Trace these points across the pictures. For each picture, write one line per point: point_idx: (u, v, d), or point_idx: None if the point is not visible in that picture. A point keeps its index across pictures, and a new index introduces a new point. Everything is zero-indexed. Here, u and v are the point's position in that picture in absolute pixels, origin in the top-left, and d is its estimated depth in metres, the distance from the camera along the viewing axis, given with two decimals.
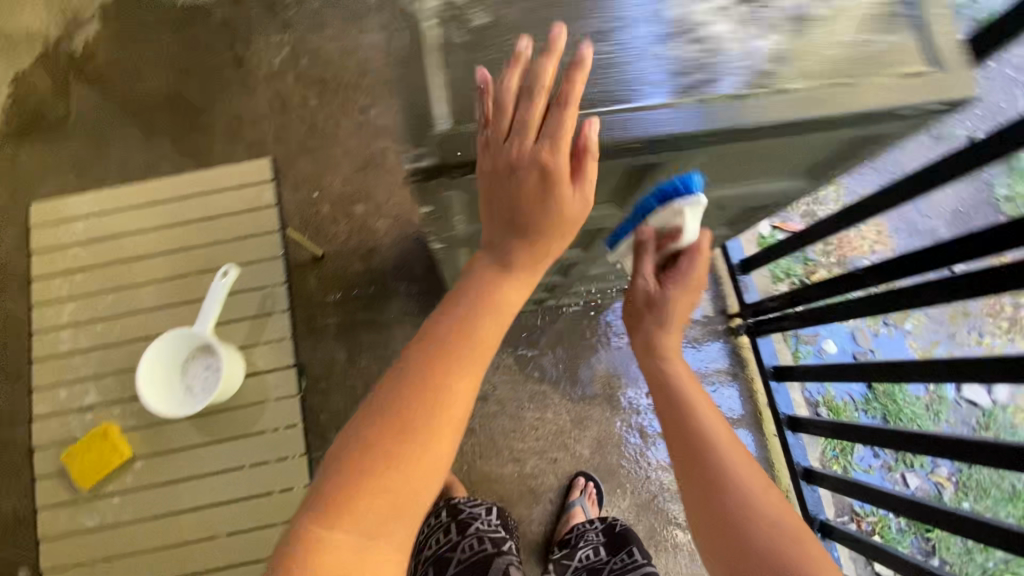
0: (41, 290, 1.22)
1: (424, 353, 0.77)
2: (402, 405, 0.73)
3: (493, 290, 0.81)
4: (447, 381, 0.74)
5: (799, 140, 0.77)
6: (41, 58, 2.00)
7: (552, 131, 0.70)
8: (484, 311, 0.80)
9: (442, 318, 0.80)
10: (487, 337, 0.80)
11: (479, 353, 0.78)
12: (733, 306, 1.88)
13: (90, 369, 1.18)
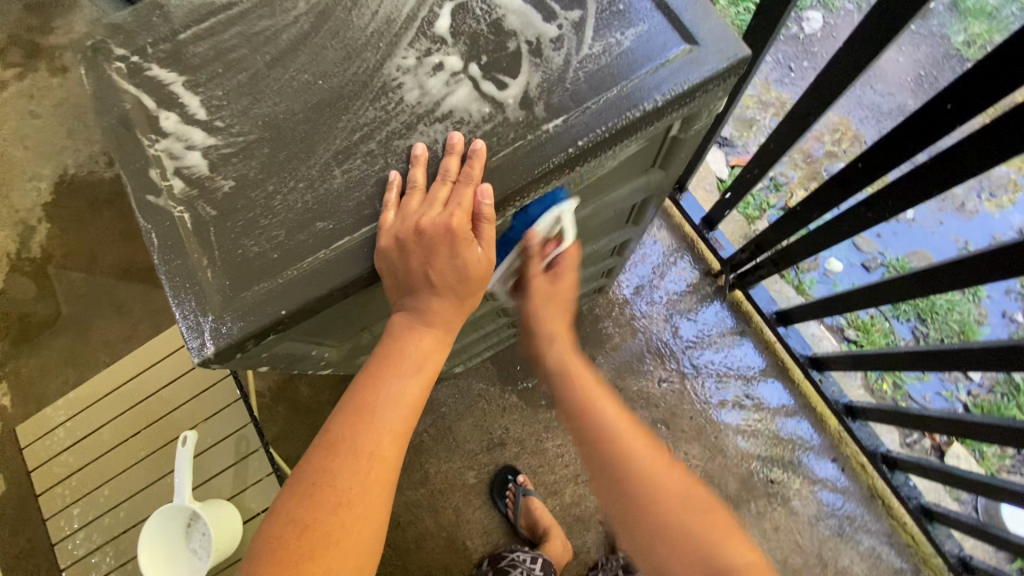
0: (47, 503, 1.27)
1: (310, 483, 0.58)
2: (322, 476, 0.58)
3: (393, 382, 0.60)
4: (339, 503, 0.57)
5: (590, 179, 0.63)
6: (11, 271, 2.12)
7: (429, 214, 0.52)
8: (383, 404, 0.60)
9: (353, 391, 0.62)
10: (387, 452, 0.60)
11: (378, 475, 0.59)
12: (714, 265, 1.79)
13: (109, 563, 1.21)
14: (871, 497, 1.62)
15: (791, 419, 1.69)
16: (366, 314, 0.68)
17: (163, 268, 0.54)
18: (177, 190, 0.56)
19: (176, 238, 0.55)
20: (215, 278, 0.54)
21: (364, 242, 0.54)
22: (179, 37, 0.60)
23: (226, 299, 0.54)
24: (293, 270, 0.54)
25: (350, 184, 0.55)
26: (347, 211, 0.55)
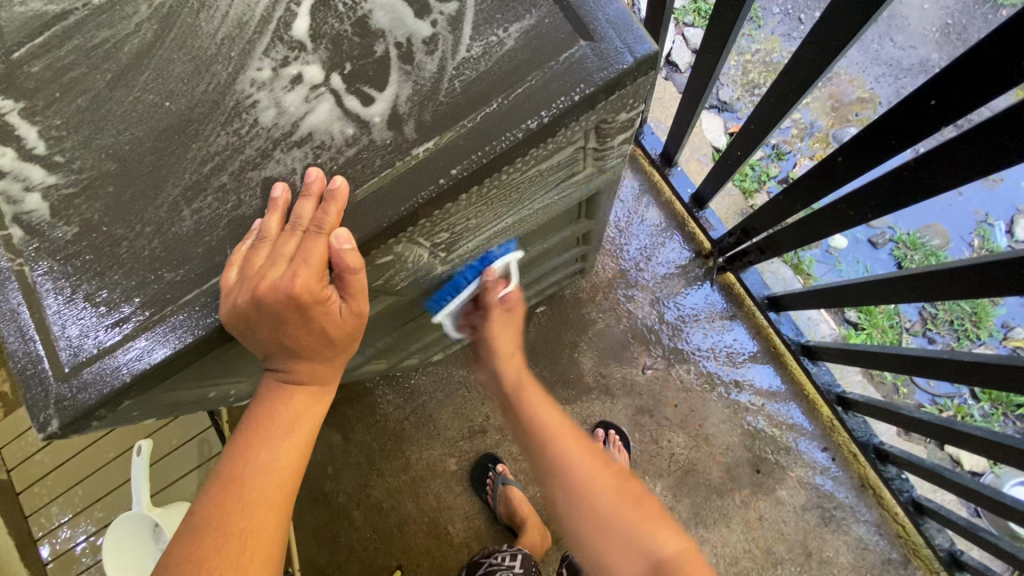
0: (28, 500, 1.31)
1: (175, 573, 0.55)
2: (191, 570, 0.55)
3: (265, 449, 0.58)
4: None
5: (492, 193, 0.54)
6: None
7: (269, 274, 0.44)
8: (255, 472, 0.58)
9: (228, 462, 0.59)
10: (263, 523, 0.58)
11: (256, 547, 0.57)
12: (704, 245, 1.68)
13: (89, 558, 1.25)
14: (862, 486, 1.56)
15: (785, 409, 1.62)
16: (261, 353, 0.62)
17: (5, 329, 0.49)
18: (16, 240, 0.50)
19: (15, 293, 0.49)
20: (59, 341, 0.48)
21: (212, 301, 0.47)
22: (12, 56, 0.53)
23: (72, 365, 0.48)
24: (142, 329, 0.48)
25: (199, 226, 0.48)
26: (198, 260, 0.48)
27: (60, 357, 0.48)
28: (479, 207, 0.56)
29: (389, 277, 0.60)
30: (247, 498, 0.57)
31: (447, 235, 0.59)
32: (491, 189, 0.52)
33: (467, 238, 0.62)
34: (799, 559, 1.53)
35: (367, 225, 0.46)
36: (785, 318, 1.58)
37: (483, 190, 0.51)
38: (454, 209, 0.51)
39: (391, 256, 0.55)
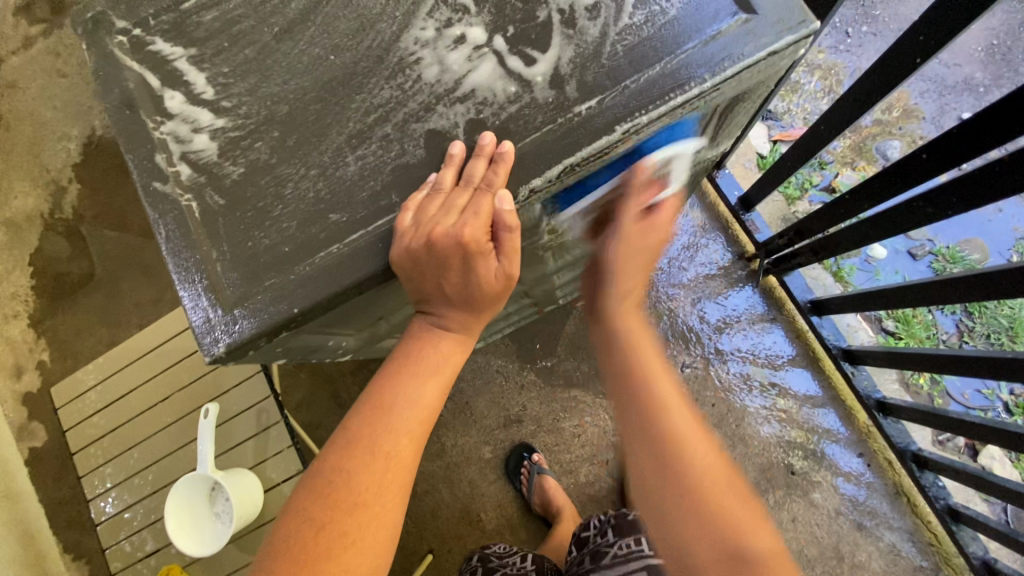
0: (83, 460, 1.33)
1: (327, 487, 0.66)
2: (347, 484, 0.66)
3: (410, 386, 0.70)
4: (357, 505, 0.65)
5: (633, 152, 0.60)
6: (45, 229, 2.17)
7: (442, 222, 0.50)
8: (401, 404, 0.69)
9: (380, 391, 0.70)
10: (404, 455, 0.68)
11: (393, 476, 0.67)
12: (748, 247, 1.71)
13: (141, 521, 1.27)
14: (896, 493, 1.58)
15: (821, 414, 1.63)
16: (383, 299, 0.66)
17: (174, 259, 0.52)
18: (184, 176, 0.53)
19: (184, 228, 0.52)
20: (226, 274, 0.52)
21: (379, 239, 0.51)
22: (182, 7, 0.56)
23: (240, 295, 0.51)
24: (308, 265, 0.51)
25: (363, 172, 0.52)
26: (362, 203, 0.52)
27: (229, 288, 0.51)
28: (612, 169, 0.62)
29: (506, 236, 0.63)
30: (393, 423, 0.69)
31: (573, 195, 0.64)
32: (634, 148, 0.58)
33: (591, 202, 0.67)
34: (829, 563, 1.55)
35: (536, 168, 0.53)
36: (828, 323, 1.61)
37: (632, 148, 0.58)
38: (601, 166, 0.58)
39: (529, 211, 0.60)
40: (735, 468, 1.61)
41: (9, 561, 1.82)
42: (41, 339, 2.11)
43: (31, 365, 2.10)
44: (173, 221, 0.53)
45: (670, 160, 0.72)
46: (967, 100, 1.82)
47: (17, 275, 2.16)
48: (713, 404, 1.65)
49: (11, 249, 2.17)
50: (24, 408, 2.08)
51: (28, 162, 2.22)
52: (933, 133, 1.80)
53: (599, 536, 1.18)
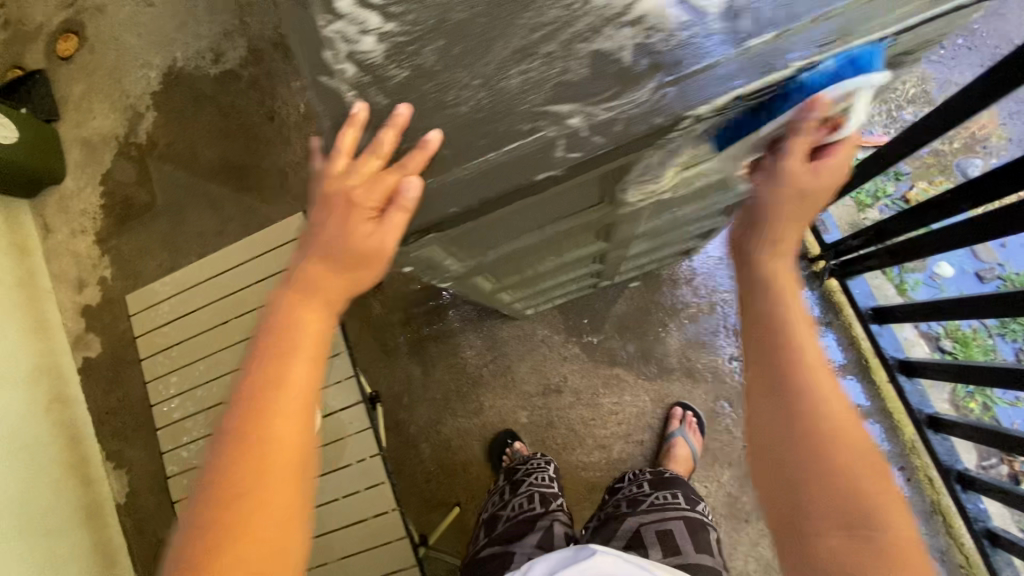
0: (149, 368, 1.39)
1: (233, 432, 0.62)
2: (249, 437, 0.61)
3: (293, 325, 0.66)
4: (264, 459, 0.60)
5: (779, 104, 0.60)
6: (119, 152, 2.25)
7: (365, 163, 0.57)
8: (305, 344, 0.65)
9: (272, 332, 0.66)
10: (309, 401, 0.64)
11: (301, 427, 0.63)
12: (813, 248, 1.68)
13: (200, 430, 1.32)
14: (931, 511, 1.56)
15: (864, 426, 1.62)
16: (516, 221, 0.69)
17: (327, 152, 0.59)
18: (349, 75, 0.56)
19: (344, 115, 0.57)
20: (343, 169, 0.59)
21: (533, 152, 0.53)
22: None
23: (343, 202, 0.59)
24: (458, 172, 0.54)
25: (525, 86, 0.53)
26: (521, 114, 0.53)
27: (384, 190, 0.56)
28: (753, 121, 0.61)
29: (624, 169, 0.60)
30: (262, 369, 0.64)
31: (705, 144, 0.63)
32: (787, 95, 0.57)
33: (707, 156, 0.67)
34: None
35: (702, 96, 0.52)
36: (886, 332, 1.60)
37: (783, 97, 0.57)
38: (748, 112, 0.58)
39: (668, 151, 0.60)
40: None
41: (58, 459, 1.93)
42: (106, 257, 2.20)
43: (94, 280, 2.20)
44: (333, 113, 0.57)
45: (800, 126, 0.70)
46: None
47: (88, 193, 2.25)
48: None
49: (86, 167, 2.26)
50: (82, 319, 2.18)
51: (109, 86, 2.29)
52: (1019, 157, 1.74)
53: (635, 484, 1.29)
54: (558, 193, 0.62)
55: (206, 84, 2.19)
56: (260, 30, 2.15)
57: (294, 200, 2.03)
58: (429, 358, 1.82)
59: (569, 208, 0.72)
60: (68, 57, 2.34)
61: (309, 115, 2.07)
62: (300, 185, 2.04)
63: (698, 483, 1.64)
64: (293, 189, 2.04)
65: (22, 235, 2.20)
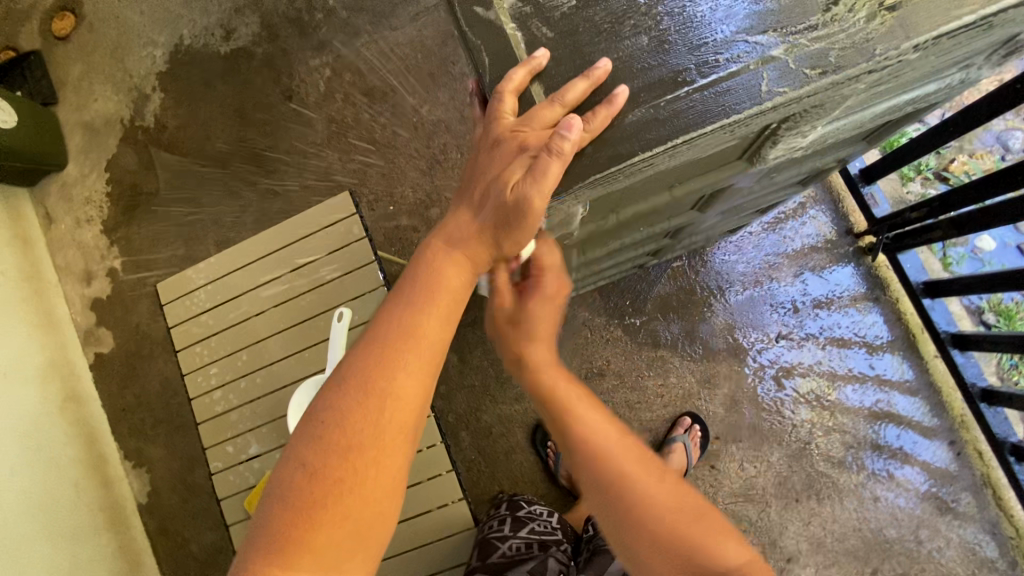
0: (187, 358, 1.31)
1: (343, 398, 0.63)
2: (348, 422, 0.62)
3: (403, 314, 0.67)
4: (351, 447, 0.61)
5: (962, 43, 0.55)
6: (124, 136, 2.13)
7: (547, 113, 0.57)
8: (409, 334, 0.66)
9: (385, 319, 0.67)
10: (407, 394, 0.64)
11: (394, 419, 0.63)
12: (859, 224, 1.67)
13: (246, 423, 1.25)
14: (981, 485, 1.56)
15: (912, 401, 1.61)
16: (658, 183, 0.68)
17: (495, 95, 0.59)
18: (507, 3, 0.60)
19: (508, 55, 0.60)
20: (511, 115, 0.59)
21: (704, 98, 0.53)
22: None
23: (511, 151, 0.59)
24: (649, 108, 0.55)
25: (719, 15, 0.55)
26: (713, 46, 0.55)
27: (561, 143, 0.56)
28: (931, 60, 0.56)
29: (796, 117, 0.57)
30: (369, 357, 0.65)
31: (873, 89, 0.57)
32: (978, 27, 0.53)
33: (863, 103, 0.60)
34: (907, 545, 1.54)
35: (906, 32, 0.52)
36: (936, 305, 1.59)
37: (970, 29, 0.53)
38: (932, 48, 0.54)
39: (841, 91, 0.55)
40: (819, 443, 1.61)
41: (75, 460, 1.84)
42: (114, 247, 2.10)
43: (102, 272, 2.09)
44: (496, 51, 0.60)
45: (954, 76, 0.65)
46: None
47: (93, 179, 2.14)
48: (803, 377, 1.64)
49: (89, 153, 2.15)
50: (92, 313, 2.08)
51: (111, 66, 2.16)
52: None
53: None
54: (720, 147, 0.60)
55: (217, 64, 2.09)
56: (274, 5, 2.06)
57: (317, 183, 1.95)
58: (466, 344, 1.77)
59: (701, 171, 0.70)
60: (64, 35, 2.20)
61: (329, 93, 1.99)
62: (322, 167, 1.95)
63: (747, 464, 1.62)
64: (315, 171, 1.95)
65: (23, 225, 2.08)
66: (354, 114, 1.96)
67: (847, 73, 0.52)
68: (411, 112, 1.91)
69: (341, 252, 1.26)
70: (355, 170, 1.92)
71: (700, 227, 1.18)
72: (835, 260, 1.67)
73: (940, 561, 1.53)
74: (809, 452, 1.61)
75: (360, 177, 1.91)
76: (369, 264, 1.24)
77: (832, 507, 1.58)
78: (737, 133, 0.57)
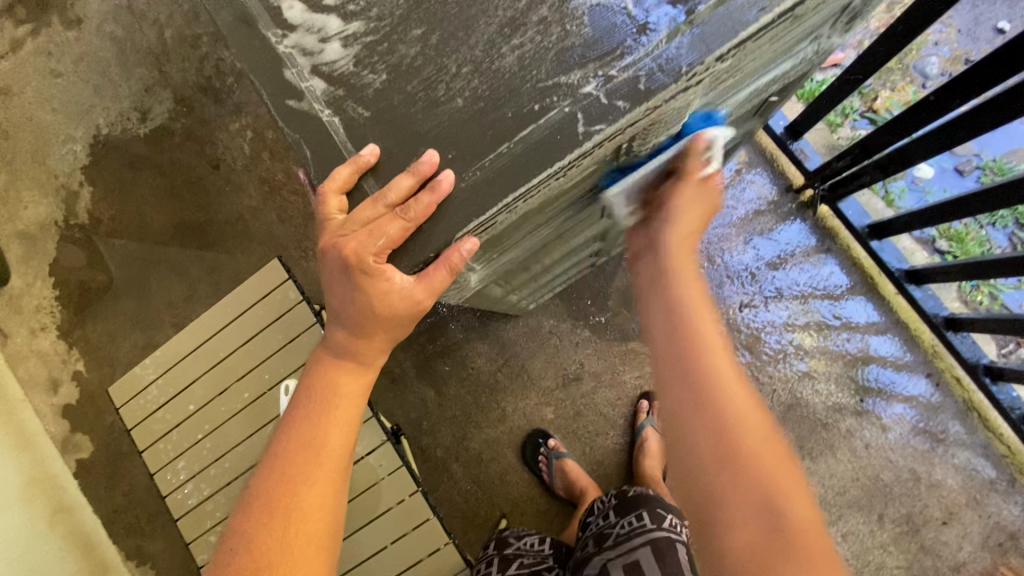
0: (153, 457, 1.29)
1: (253, 522, 0.68)
2: (260, 544, 0.66)
3: (304, 429, 0.73)
4: (262, 567, 0.65)
5: (770, 40, 0.58)
6: (61, 237, 2.10)
7: (369, 214, 0.57)
8: (309, 448, 0.72)
9: (289, 437, 0.73)
10: (314, 505, 0.69)
11: (303, 530, 0.68)
12: (796, 179, 1.68)
13: (223, 511, 1.23)
14: (966, 410, 1.57)
15: (881, 342, 1.62)
16: (534, 216, 0.69)
17: (319, 196, 0.59)
18: (319, 90, 0.60)
19: (323, 135, 0.59)
20: (340, 212, 0.59)
21: (526, 152, 0.55)
22: None
23: (342, 253, 0.58)
24: (477, 170, 0.56)
25: (530, 62, 0.57)
26: (527, 95, 0.56)
27: (388, 234, 0.56)
28: (745, 60, 0.59)
29: (631, 139, 0.59)
30: (275, 479, 0.70)
31: (700, 96, 0.60)
32: (778, 26, 0.56)
33: (700, 106, 0.63)
34: (908, 486, 1.55)
35: (706, 47, 0.53)
36: (886, 244, 1.60)
37: (771, 29, 0.55)
38: (738, 54, 0.56)
39: (663, 110, 0.57)
40: (803, 402, 1.61)
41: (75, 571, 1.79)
42: (74, 349, 2.06)
43: (67, 377, 2.06)
44: (309, 134, 0.60)
45: (792, 58, 0.68)
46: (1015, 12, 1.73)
47: (39, 287, 2.10)
48: (775, 340, 1.65)
49: (30, 260, 2.11)
50: (65, 421, 2.04)
51: (34, 169, 2.13)
52: (971, 46, 1.73)
53: (602, 516, 1.19)
54: (569, 181, 0.62)
55: (138, 147, 2.06)
56: (183, 77, 2.04)
57: (262, 246, 1.92)
58: (439, 377, 1.76)
59: (567, 199, 0.72)
60: None
61: (255, 155, 1.97)
62: (263, 229, 1.93)
63: None
64: (257, 234, 1.93)
65: None
66: (283, 169, 1.94)
67: (660, 97, 0.54)
68: None
69: (279, 321, 1.25)
70: (295, 226, 1.90)
71: (629, 224, 1.18)
72: (783, 220, 1.68)
73: (940, 493, 1.54)
74: (795, 411, 1.61)
75: (303, 232, 1.90)
76: (312, 327, 1.23)
77: (828, 462, 1.58)
78: (574, 170, 0.58)
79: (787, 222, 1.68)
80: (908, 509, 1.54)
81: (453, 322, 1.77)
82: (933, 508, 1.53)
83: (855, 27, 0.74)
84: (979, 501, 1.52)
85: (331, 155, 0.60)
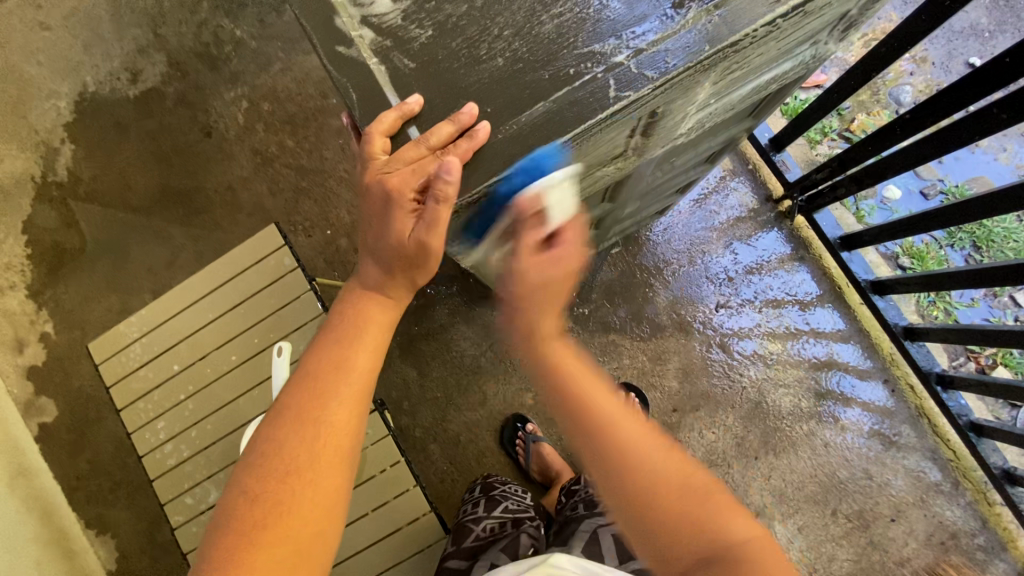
0: (130, 416, 1.27)
1: (283, 429, 0.71)
2: (290, 450, 0.69)
3: (336, 350, 0.75)
4: (293, 470, 0.68)
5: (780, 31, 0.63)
6: (37, 195, 2.03)
7: (410, 155, 0.61)
8: (340, 368, 0.74)
9: (322, 356, 0.75)
10: (341, 420, 0.72)
11: (331, 442, 0.70)
12: (776, 190, 1.77)
13: (203, 472, 1.23)
14: (917, 416, 1.68)
15: (844, 348, 1.72)
16: None
17: (365, 135, 0.63)
18: (368, 39, 0.63)
19: (371, 80, 0.62)
20: (383, 152, 0.63)
21: (565, 107, 0.59)
22: None
23: (383, 189, 0.64)
24: (514, 124, 0.60)
25: (568, 28, 0.60)
26: (565, 60, 0.60)
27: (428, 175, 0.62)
28: (755, 50, 0.64)
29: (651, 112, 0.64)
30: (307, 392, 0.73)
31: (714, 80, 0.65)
32: (790, 19, 0.61)
33: (712, 90, 0.68)
34: (861, 484, 1.64)
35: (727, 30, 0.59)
36: (856, 257, 1.69)
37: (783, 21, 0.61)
38: (753, 41, 0.61)
39: (680, 86, 0.62)
40: (770, 401, 1.70)
41: (33, 536, 1.73)
42: (43, 310, 2.00)
43: (33, 338, 1.99)
44: (360, 78, 0.63)
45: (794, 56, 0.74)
46: (984, 51, 1.86)
47: (9, 244, 2.03)
48: (748, 340, 1.73)
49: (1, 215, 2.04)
50: (29, 383, 1.97)
51: (13, 123, 2.06)
52: (943, 77, 1.86)
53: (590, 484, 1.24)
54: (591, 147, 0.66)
55: (127, 108, 2.02)
56: (179, 41, 2.01)
57: (250, 216, 1.91)
58: (422, 358, 1.78)
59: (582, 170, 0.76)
60: None
61: (249, 125, 1.95)
62: (253, 200, 1.92)
63: (706, 431, 1.69)
64: (246, 205, 1.92)
65: None
66: (277, 141, 1.93)
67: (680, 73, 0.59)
68: (336, 134, 1.90)
69: (274, 284, 1.25)
70: (287, 199, 1.90)
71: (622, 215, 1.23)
72: (762, 227, 1.77)
73: (888, 492, 1.64)
74: (761, 409, 1.69)
75: (294, 206, 1.89)
76: (306, 293, 1.24)
77: (790, 458, 1.67)
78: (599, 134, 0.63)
79: (766, 229, 1.77)
80: (859, 505, 1.63)
81: (440, 305, 1.80)
82: (883, 506, 1.63)
83: (850, 37, 0.81)
84: (924, 501, 1.63)
85: (373, 102, 0.63)
